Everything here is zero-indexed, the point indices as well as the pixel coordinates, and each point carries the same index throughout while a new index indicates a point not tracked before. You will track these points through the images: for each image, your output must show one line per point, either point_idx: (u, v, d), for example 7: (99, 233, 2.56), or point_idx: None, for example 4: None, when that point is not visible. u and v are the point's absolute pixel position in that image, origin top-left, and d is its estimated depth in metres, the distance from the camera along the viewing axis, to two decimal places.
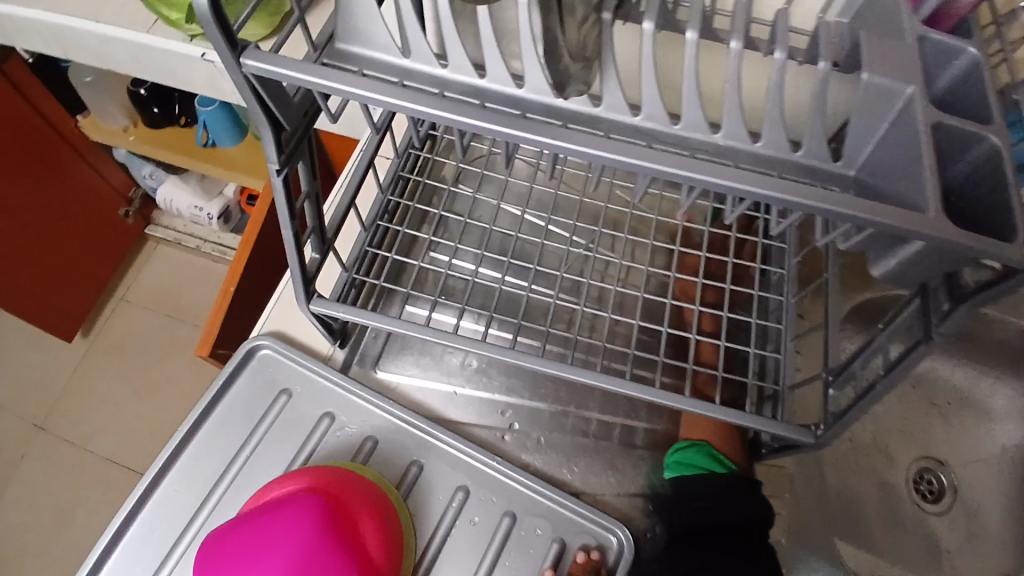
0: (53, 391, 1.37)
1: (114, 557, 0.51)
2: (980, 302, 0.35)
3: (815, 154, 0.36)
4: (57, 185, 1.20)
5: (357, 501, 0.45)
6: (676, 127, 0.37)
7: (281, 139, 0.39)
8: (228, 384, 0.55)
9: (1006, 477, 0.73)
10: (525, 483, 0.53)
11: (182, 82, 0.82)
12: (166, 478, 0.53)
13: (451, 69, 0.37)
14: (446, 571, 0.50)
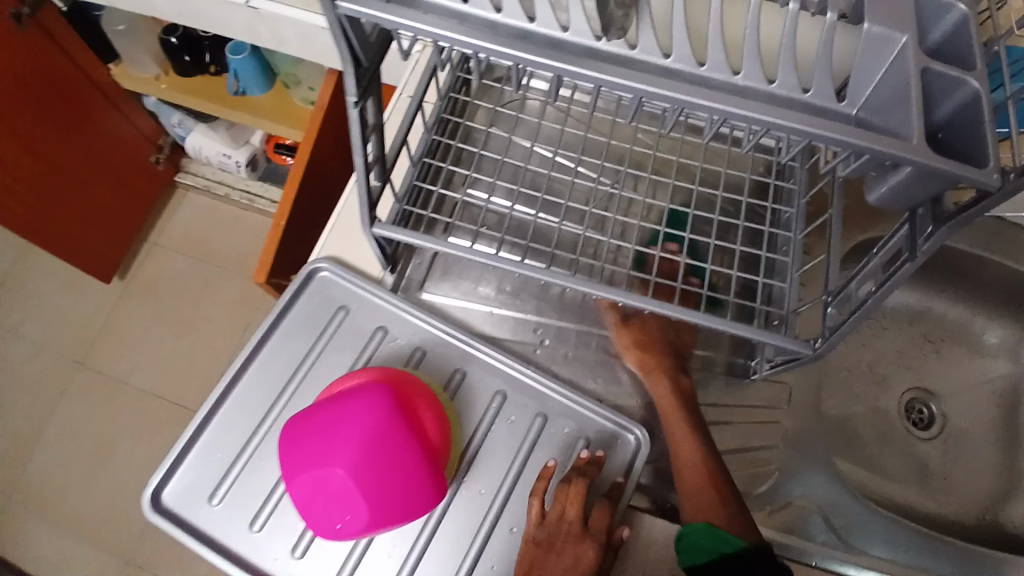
0: (92, 329, 1.45)
1: (198, 446, 0.58)
2: (960, 223, 0.39)
3: (822, 95, 0.40)
4: (89, 131, 1.25)
5: (417, 394, 0.53)
6: (701, 69, 0.42)
7: (359, 75, 0.45)
8: (293, 301, 0.63)
9: (992, 405, 0.79)
10: (556, 388, 0.60)
11: (226, 29, 0.87)
12: (241, 380, 0.60)
13: (504, 15, 0.43)
14: (487, 460, 0.58)
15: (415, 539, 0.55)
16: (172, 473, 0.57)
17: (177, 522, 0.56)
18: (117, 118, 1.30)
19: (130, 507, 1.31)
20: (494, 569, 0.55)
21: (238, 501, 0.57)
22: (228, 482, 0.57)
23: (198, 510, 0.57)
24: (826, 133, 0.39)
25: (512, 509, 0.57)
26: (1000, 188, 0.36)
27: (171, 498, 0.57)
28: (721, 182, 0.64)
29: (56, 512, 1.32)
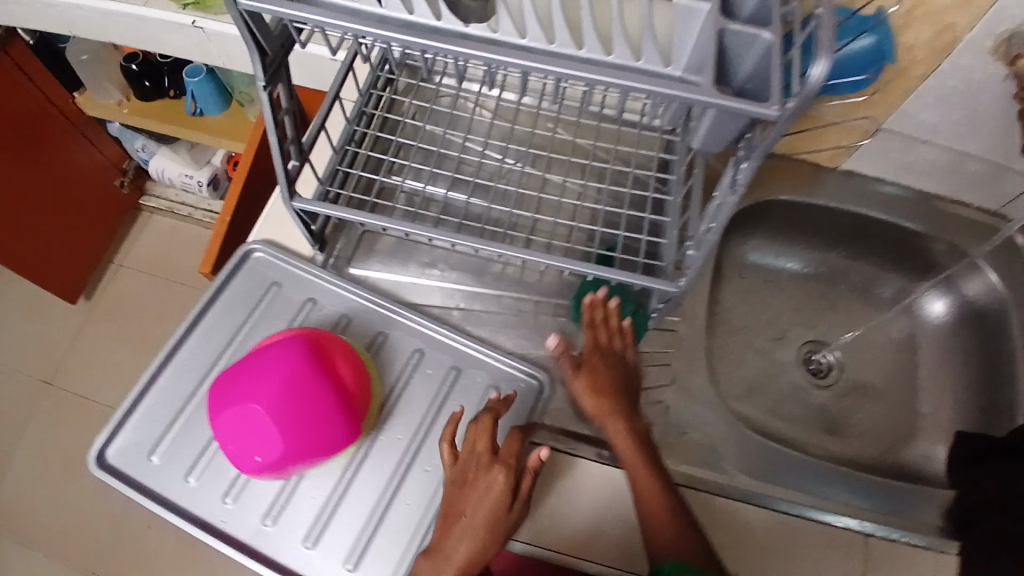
0: (61, 350, 1.49)
1: (141, 410, 0.63)
2: (765, 153, 0.44)
3: (652, 62, 0.48)
4: (55, 157, 1.31)
5: (335, 347, 0.58)
6: (552, 46, 0.50)
7: (265, 62, 0.52)
8: (229, 279, 0.69)
9: (888, 353, 0.86)
10: (469, 343, 0.67)
11: (175, 48, 0.95)
12: (181, 350, 0.66)
13: (386, 9, 0.50)
14: (406, 407, 0.64)
15: (337, 482, 0.61)
16: (116, 435, 0.62)
17: (120, 477, 0.61)
18: (83, 145, 1.37)
19: (100, 521, 1.34)
20: (411, 506, 0.60)
21: (176, 457, 0.62)
22: (169, 438, 0.63)
23: (139, 466, 0.61)
24: (646, 86, 0.46)
25: (426, 453, 0.62)
26: (780, 115, 0.41)
27: (115, 456, 0.62)
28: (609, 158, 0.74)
29: (27, 530, 1.34)
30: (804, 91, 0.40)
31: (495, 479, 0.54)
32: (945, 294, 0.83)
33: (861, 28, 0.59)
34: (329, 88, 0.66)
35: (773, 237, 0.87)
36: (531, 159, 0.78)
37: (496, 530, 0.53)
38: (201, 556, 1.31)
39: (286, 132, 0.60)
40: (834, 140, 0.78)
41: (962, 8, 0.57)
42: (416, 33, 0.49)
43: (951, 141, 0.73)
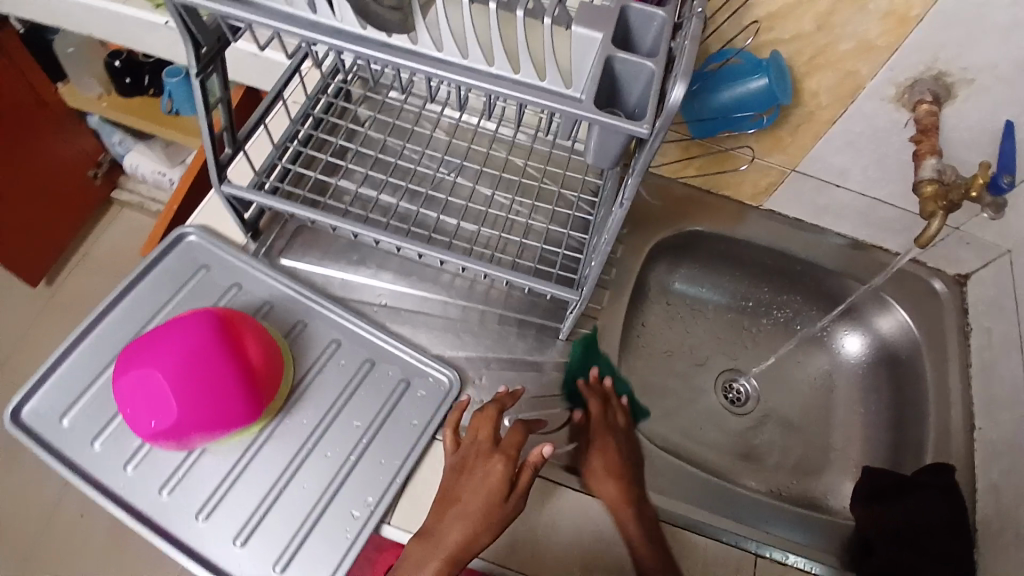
0: (10, 335, 1.48)
1: (57, 375, 0.65)
2: (642, 171, 0.49)
3: (553, 82, 0.51)
4: (37, 146, 1.34)
5: (248, 334, 0.60)
6: (464, 59, 0.52)
7: (198, 54, 0.56)
8: (161, 258, 0.71)
9: (804, 386, 0.89)
10: (384, 337, 0.69)
11: (145, 44, 0.99)
12: (103, 323, 0.67)
13: (319, 15, 0.52)
14: (315, 393, 0.66)
15: (236, 460, 0.62)
16: (28, 396, 0.63)
17: (27, 436, 0.62)
18: (65, 137, 1.40)
19: (24, 512, 1.31)
20: (307, 489, 0.61)
21: (85, 421, 0.63)
22: (82, 402, 0.64)
23: (47, 428, 0.62)
24: (536, 98, 0.50)
25: (329, 439, 0.63)
26: (650, 134, 0.46)
27: (28, 415, 0.63)
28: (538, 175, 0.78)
29: None
30: (666, 110, 0.45)
31: (497, 465, 0.57)
32: (858, 331, 0.87)
33: (757, 69, 0.63)
34: (270, 87, 0.70)
35: (699, 270, 0.91)
36: (467, 171, 0.81)
37: (491, 518, 0.55)
38: (125, 555, 1.28)
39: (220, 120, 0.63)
40: (753, 178, 0.82)
41: (860, 56, 0.63)
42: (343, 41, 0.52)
43: (864, 187, 0.77)
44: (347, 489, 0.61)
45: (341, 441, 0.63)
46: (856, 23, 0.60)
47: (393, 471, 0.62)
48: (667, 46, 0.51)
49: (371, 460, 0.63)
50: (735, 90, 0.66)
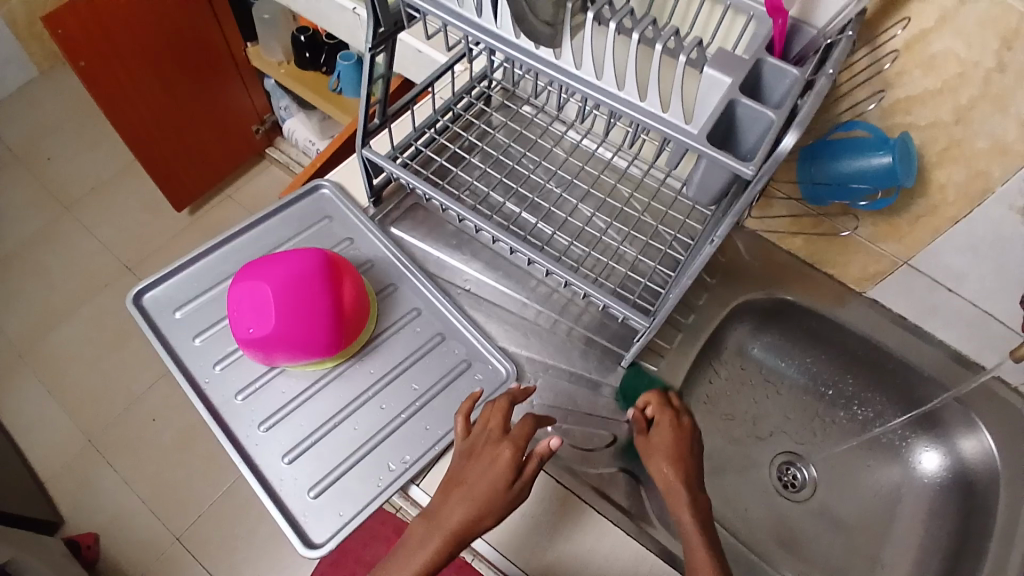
0: (151, 246, 1.69)
1: (182, 274, 0.75)
2: (743, 211, 0.50)
3: (675, 115, 0.55)
4: (214, 91, 1.55)
5: (346, 278, 0.67)
6: (598, 81, 0.57)
7: (375, 32, 0.64)
8: (294, 202, 0.81)
9: (867, 490, 0.83)
10: (458, 317, 0.73)
11: (329, 25, 1.13)
12: (232, 242, 0.77)
13: (483, 18, 0.59)
14: (385, 350, 0.71)
15: (307, 386, 0.68)
16: (156, 285, 0.74)
17: (145, 317, 0.72)
18: (240, 90, 1.61)
19: (116, 398, 1.48)
20: (356, 430, 0.66)
21: (194, 317, 0.72)
22: (195, 302, 0.73)
23: (163, 316, 0.72)
24: (655, 124, 0.54)
25: (386, 392, 0.68)
26: (754, 175, 0.49)
27: (150, 300, 0.73)
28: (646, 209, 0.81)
29: (58, 382, 1.50)
30: (775, 156, 0.48)
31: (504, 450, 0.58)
32: (934, 447, 0.82)
33: (883, 146, 0.63)
34: (423, 77, 0.78)
35: (781, 343, 0.89)
36: (575, 189, 0.86)
37: (490, 504, 0.55)
38: (185, 460, 1.43)
39: (376, 93, 0.72)
40: (862, 263, 0.80)
41: (994, 158, 0.61)
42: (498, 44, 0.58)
43: (976, 296, 0.74)
44: (389, 442, 0.65)
45: (396, 398, 0.68)
46: (994, 123, 0.59)
47: (434, 439, 0.66)
48: (794, 102, 0.54)
49: (417, 424, 0.66)
50: (858, 161, 0.66)
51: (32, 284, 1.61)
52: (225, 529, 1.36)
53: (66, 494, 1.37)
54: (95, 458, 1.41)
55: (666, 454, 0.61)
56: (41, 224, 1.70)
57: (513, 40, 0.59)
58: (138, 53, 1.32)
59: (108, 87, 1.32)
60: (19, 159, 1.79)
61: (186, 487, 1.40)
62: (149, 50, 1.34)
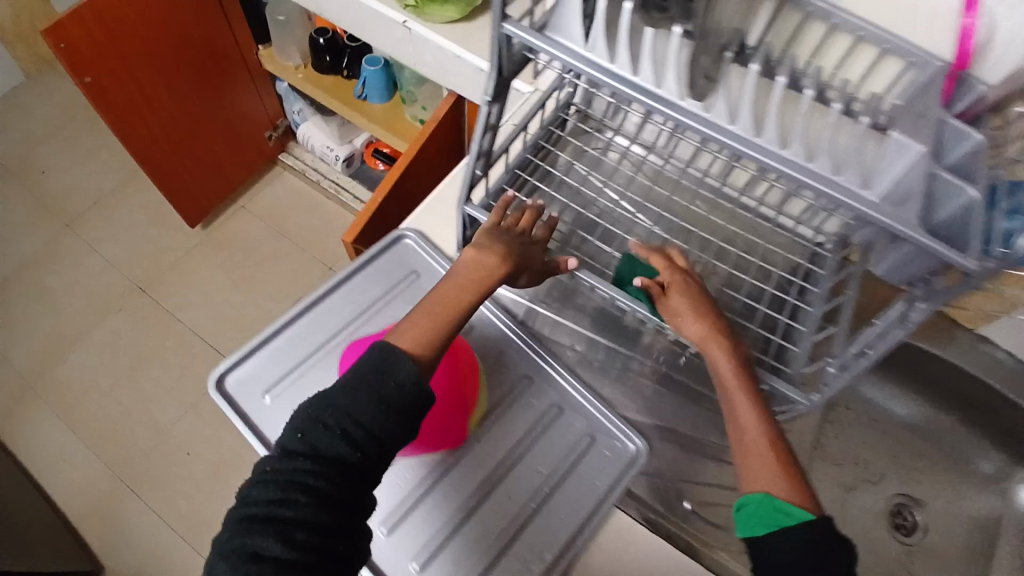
0: (162, 263, 1.58)
1: (264, 350, 0.70)
2: (946, 301, 0.46)
3: (851, 182, 0.48)
4: (225, 99, 1.43)
5: (466, 358, 0.68)
6: (758, 139, 0.49)
7: (496, 81, 0.56)
8: (378, 254, 0.76)
9: (975, 532, 0.82)
10: (575, 386, 0.69)
11: (375, 37, 1.03)
12: (314, 308, 0.73)
13: (615, 65, 0.51)
14: (501, 425, 0.66)
15: (425, 472, 0.63)
16: (237, 365, 0.69)
17: (230, 404, 0.67)
18: (253, 95, 1.50)
19: (140, 430, 1.40)
20: (489, 518, 0.61)
21: (284, 404, 0.67)
22: (283, 383, 0.69)
23: (254, 403, 0.68)
24: (833, 193, 0.47)
25: (511, 481, 0.63)
26: (976, 271, 0.43)
27: (232, 383, 0.69)
28: (764, 255, 0.75)
29: (75, 416, 1.40)
30: (1009, 255, 0.43)
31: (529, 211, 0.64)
32: None
33: None
34: (517, 113, 0.70)
35: (888, 380, 0.87)
36: (676, 231, 0.79)
37: (515, 256, 0.60)
38: (217, 493, 1.34)
39: (480, 144, 0.63)
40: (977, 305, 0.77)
41: None
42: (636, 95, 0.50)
43: None
44: (525, 537, 0.60)
45: (523, 486, 0.63)
46: None
47: (572, 528, 0.61)
48: (985, 174, 0.51)
49: (551, 516, 0.62)
50: None
51: (36, 308, 1.51)
52: None
53: (95, 535, 1.30)
54: (122, 496, 1.33)
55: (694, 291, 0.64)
56: (42, 242, 1.58)
57: (651, 90, 0.50)
58: (146, 65, 1.21)
59: (112, 100, 1.20)
60: (14, 172, 1.67)
61: (221, 523, 1.31)
62: (158, 60, 1.23)
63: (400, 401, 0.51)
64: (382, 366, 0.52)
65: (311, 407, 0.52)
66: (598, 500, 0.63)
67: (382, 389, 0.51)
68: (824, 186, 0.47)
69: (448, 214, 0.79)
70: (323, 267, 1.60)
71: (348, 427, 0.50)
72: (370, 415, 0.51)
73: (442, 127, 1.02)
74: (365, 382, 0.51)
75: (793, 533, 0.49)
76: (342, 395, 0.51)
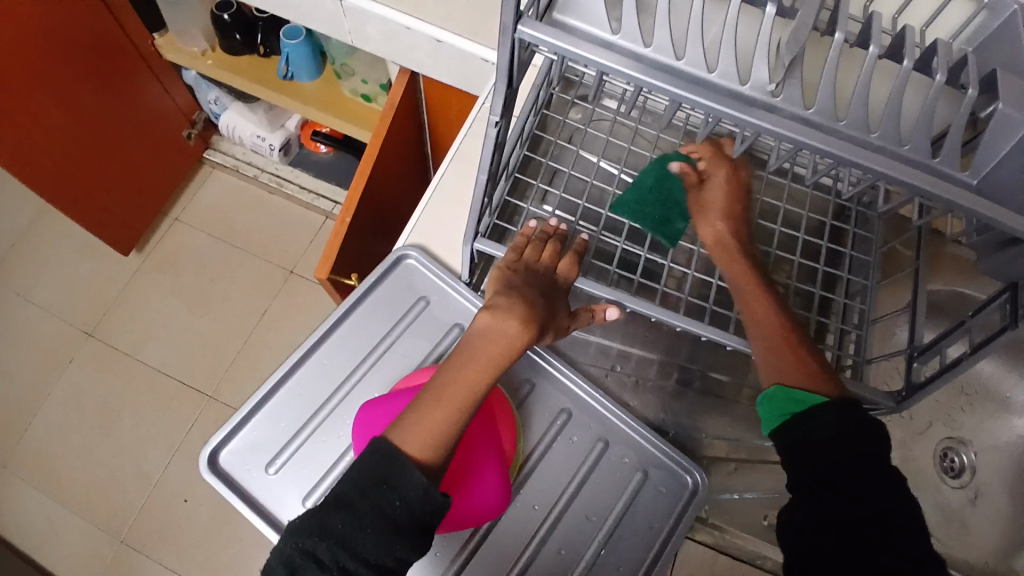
0: (106, 300, 1.43)
1: (260, 415, 0.64)
2: None
3: (949, 161, 0.41)
4: (129, 104, 1.22)
5: (501, 412, 0.62)
6: (840, 124, 0.41)
7: (507, 95, 0.45)
8: (378, 283, 0.69)
9: None
10: (619, 416, 0.65)
11: (302, 15, 0.86)
12: (310, 358, 0.66)
13: (653, 49, 0.39)
14: (547, 469, 0.63)
15: (469, 534, 0.61)
16: (231, 437, 0.63)
17: (230, 483, 0.62)
18: (158, 91, 1.28)
19: (129, 487, 1.29)
20: (557, 555, 0.61)
21: (290, 475, 0.62)
22: (289, 452, 0.63)
23: (253, 474, 0.62)
24: (933, 187, 0.40)
25: (561, 530, 0.61)
26: None
27: (227, 459, 0.63)
28: (801, 226, 0.71)
29: (52, 484, 1.29)
30: None
31: (550, 250, 0.60)
32: None
33: None
34: (517, 118, 0.59)
35: None
36: None
37: (536, 309, 0.57)
38: (231, 535, 1.26)
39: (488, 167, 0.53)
40: None
41: None
42: (689, 90, 0.40)
43: None
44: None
45: (574, 533, 0.62)
46: None
47: (629, 574, 0.61)
48: None
49: (608, 563, 0.61)
50: None
51: None
52: None
53: None
54: (128, 559, 1.24)
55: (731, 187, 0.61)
56: None
57: (702, 76, 0.40)
58: (22, 86, 1.00)
59: None
60: None
61: (241, 565, 1.24)
62: (36, 79, 1.02)
63: (411, 519, 0.46)
64: (388, 476, 0.47)
65: (302, 534, 0.45)
66: (657, 541, 0.62)
67: (389, 509, 0.46)
68: (918, 175, 0.40)
69: (448, 232, 0.71)
70: (284, 272, 1.46)
71: (348, 562, 0.45)
72: (376, 545, 0.45)
73: (400, 111, 0.89)
74: (366, 507, 0.46)
75: (814, 417, 0.50)
76: (341, 524, 0.45)
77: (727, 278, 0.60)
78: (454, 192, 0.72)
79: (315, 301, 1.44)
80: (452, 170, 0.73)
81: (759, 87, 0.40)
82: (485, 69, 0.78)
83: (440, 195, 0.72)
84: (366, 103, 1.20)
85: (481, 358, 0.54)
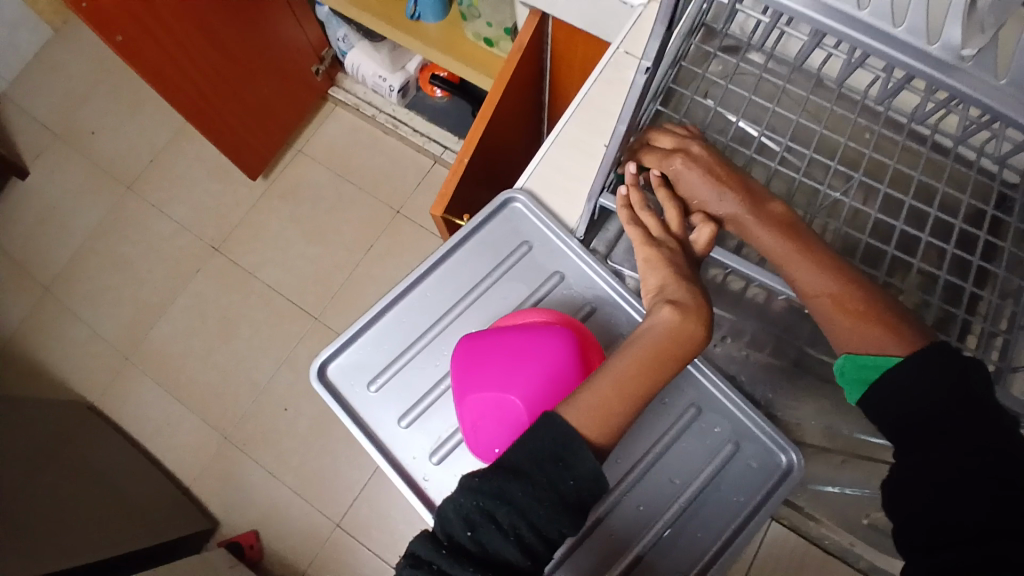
0: (231, 220, 1.55)
1: (365, 335, 0.67)
2: None
3: None
4: (267, 39, 1.29)
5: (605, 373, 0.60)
6: None
7: (664, 37, 0.42)
8: (485, 222, 0.69)
9: None
10: (716, 385, 0.62)
11: None
12: (416, 288, 0.68)
13: None
14: (632, 426, 0.62)
15: None
16: (338, 352, 0.67)
17: (335, 393, 0.66)
18: (294, 27, 1.34)
19: (239, 391, 1.42)
20: (640, 509, 0.60)
21: (389, 394, 0.65)
22: (389, 372, 0.66)
23: (356, 390, 0.66)
24: None
25: (643, 488, 0.61)
26: None
27: (334, 370, 0.67)
28: (960, 211, 0.64)
29: (173, 380, 1.44)
30: None
31: (672, 214, 0.59)
32: None
33: None
34: (658, 70, 0.57)
35: None
36: (836, 177, 0.69)
37: (700, 292, 0.56)
38: (322, 449, 1.37)
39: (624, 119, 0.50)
40: None
41: None
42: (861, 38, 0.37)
43: None
44: (656, 551, 0.60)
45: (656, 493, 0.61)
46: None
47: (710, 541, 0.59)
48: None
49: (686, 530, 0.60)
50: None
51: (118, 279, 1.53)
52: (381, 515, 1.32)
53: (214, 497, 1.36)
54: (233, 455, 1.38)
55: (696, 171, 0.59)
56: (109, 208, 1.58)
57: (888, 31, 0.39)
58: (182, 20, 1.09)
59: (150, 62, 1.08)
60: (67, 138, 1.65)
61: (331, 476, 1.35)
62: (193, 5, 1.09)
63: (550, 488, 0.47)
64: (564, 454, 0.48)
65: (480, 494, 0.47)
66: (742, 512, 0.60)
67: (528, 472, 0.47)
68: None
69: (568, 181, 0.70)
70: (391, 211, 1.52)
71: (525, 531, 0.46)
72: (550, 520, 0.47)
73: (527, 54, 0.87)
74: (543, 480, 0.47)
75: (890, 383, 0.49)
76: (523, 495, 0.47)
77: (762, 250, 0.57)
78: (578, 139, 0.71)
79: (418, 242, 1.49)
80: (575, 119, 0.71)
81: (948, 49, 0.39)
82: (623, 13, 0.75)
83: (564, 141, 0.71)
84: (488, 48, 1.19)
85: (649, 343, 0.53)
